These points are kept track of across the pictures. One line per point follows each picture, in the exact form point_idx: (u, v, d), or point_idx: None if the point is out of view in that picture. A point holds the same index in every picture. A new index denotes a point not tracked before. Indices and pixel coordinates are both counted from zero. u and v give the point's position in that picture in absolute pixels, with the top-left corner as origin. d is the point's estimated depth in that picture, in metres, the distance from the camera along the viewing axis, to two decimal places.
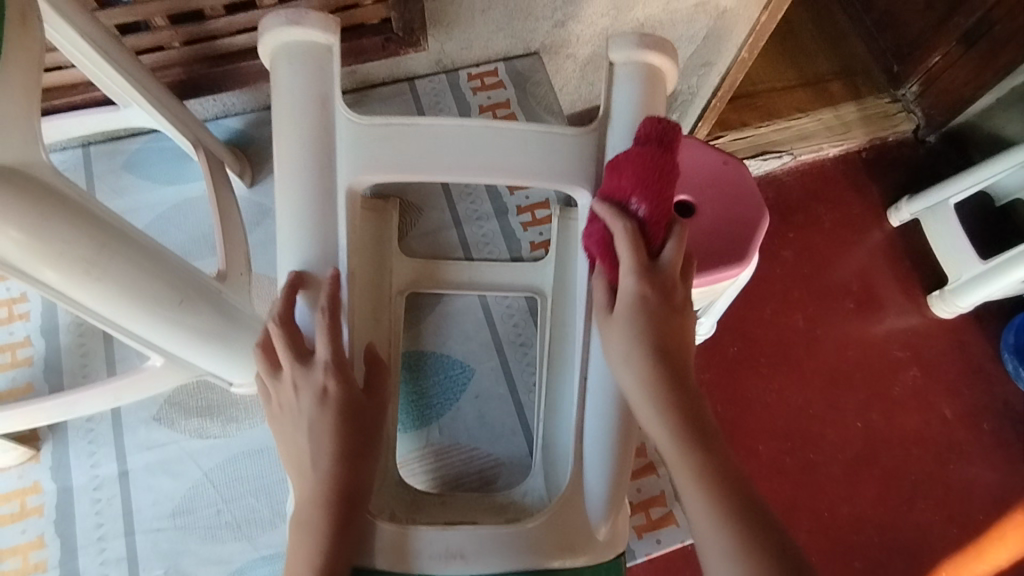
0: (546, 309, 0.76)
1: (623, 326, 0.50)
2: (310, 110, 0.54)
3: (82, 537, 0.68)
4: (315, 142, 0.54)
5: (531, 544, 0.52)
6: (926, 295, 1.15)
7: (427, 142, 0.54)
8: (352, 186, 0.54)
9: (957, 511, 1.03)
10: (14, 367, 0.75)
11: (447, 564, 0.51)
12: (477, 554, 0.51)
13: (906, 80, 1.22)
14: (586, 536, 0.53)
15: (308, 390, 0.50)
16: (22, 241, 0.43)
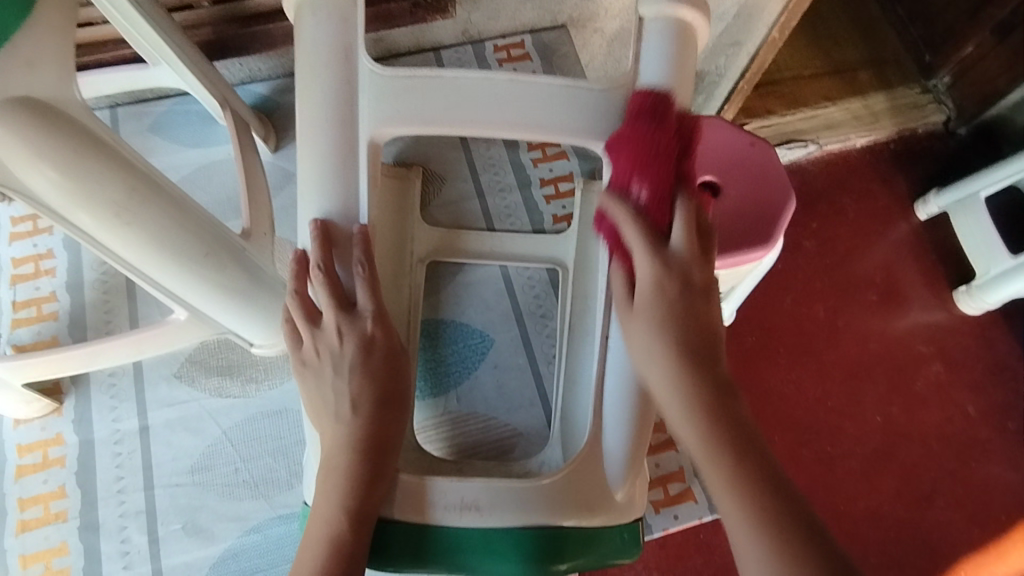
0: (566, 281, 0.75)
1: (642, 279, 0.48)
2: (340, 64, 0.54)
3: (102, 489, 0.69)
4: (342, 92, 0.53)
5: (547, 502, 0.51)
6: (952, 290, 1.13)
7: (452, 94, 0.52)
8: (374, 138, 0.53)
9: (978, 509, 1.00)
10: (40, 321, 0.75)
11: (466, 517, 0.51)
12: (495, 507, 0.51)
13: (938, 70, 1.20)
14: (605, 498, 0.53)
15: (352, 338, 0.52)
16: (58, 182, 0.44)
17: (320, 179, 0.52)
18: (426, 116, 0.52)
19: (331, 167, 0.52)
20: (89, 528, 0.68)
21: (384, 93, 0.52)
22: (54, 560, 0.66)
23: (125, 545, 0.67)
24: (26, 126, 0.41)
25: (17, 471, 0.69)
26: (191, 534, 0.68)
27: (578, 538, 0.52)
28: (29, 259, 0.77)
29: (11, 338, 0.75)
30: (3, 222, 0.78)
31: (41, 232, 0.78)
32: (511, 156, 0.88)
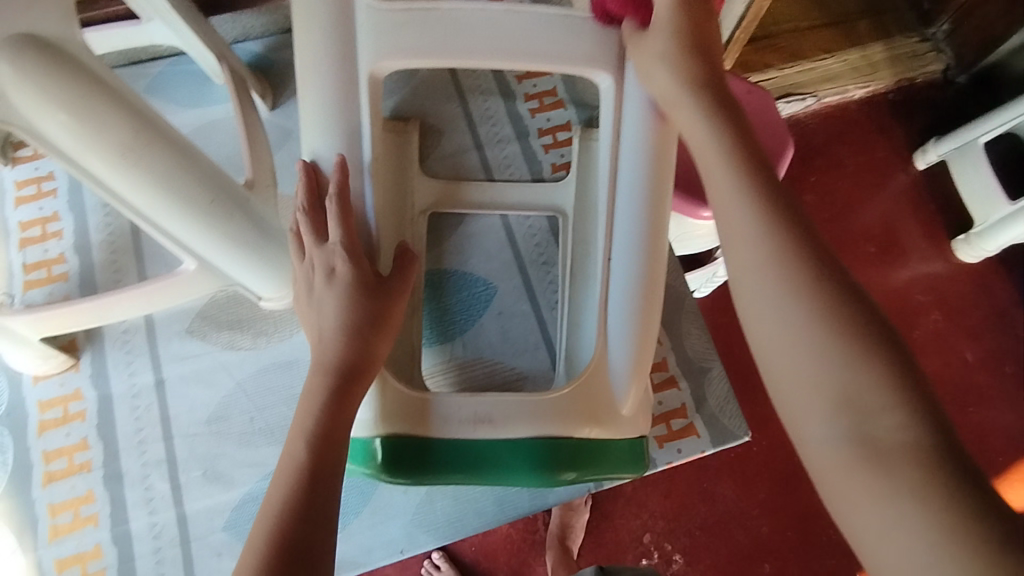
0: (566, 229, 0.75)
1: (753, 233, 0.43)
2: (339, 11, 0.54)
3: (124, 441, 0.71)
4: None
5: (553, 414, 0.55)
6: (950, 239, 1.14)
7: (452, 28, 0.55)
8: (375, 72, 0.56)
9: (975, 451, 1.03)
10: (51, 282, 0.77)
11: (480, 428, 0.55)
12: (506, 420, 0.55)
13: (937, 18, 1.20)
14: (613, 412, 0.56)
15: (321, 271, 0.52)
16: (69, 125, 0.45)
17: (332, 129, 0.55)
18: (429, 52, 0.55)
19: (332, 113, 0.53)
20: (113, 477, 0.70)
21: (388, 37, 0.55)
22: (81, 508, 0.69)
23: (149, 493, 0.70)
24: (35, 67, 0.42)
25: (39, 426, 0.71)
26: (213, 480, 0.70)
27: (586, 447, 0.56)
28: (36, 222, 0.78)
29: (25, 300, 0.76)
30: (8, 187, 0.79)
31: (46, 196, 0.79)
32: (508, 108, 0.88)
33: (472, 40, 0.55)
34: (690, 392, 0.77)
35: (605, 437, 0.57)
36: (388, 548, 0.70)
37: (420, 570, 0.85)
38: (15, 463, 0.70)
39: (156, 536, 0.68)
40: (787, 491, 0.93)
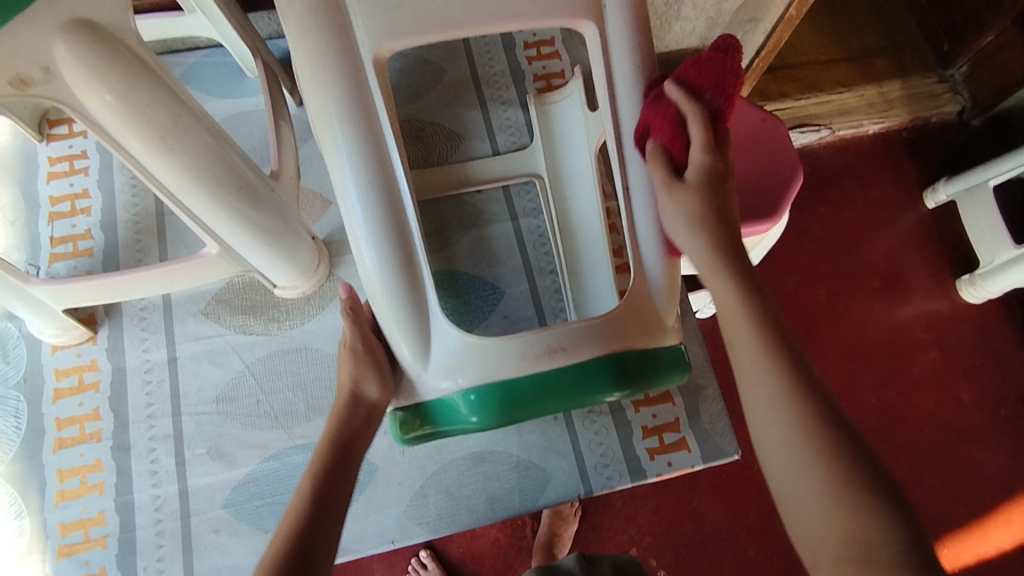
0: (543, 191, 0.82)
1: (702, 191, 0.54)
2: None
3: (134, 414, 0.73)
4: (340, 19, 0.53)
5: (606, 333, 0.56)
6: (955, 279, 1.15)
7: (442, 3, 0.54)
8: (377, 54, 0.54)
9: (965, 491, 1.04)
10: (76, 256, 0.79)
11: (552, 358, 0.55)
12: (576, 346, 0.55)
13: (955, 60, 1.22)
14: (660, 323, 0.58)
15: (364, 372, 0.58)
16: (114, 106, 0.48)
17: (342, 118, 0.53)
18: (421, 26, 0.54)
19: (342, 100, 0.52)
20: (121, 448, 0.72)
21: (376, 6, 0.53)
22: (88, 476, 0.71)
23: (154, 466, 0.72)
24: (86, 51, 0.45)
25: (54, 394, 0.74)
26: (216, 458, 0.73)
27: (638, 359, 0.57)
28: (66, 197, 0.81)
29: (49, 272, 0.79)
30: (41, 162, 0.82)
31: (77, 173, 0.82)
32: (527, 118, 0.90)
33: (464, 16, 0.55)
34: (684, 408, 0.78)
35: (653, 347, 0.58)
36: (379, 538, 0.72)
37: (407, 566, 0.87)
38: (28, 428, 0.73)
39: (158, 509, 0.71)
40: (775, 515, 0.94)
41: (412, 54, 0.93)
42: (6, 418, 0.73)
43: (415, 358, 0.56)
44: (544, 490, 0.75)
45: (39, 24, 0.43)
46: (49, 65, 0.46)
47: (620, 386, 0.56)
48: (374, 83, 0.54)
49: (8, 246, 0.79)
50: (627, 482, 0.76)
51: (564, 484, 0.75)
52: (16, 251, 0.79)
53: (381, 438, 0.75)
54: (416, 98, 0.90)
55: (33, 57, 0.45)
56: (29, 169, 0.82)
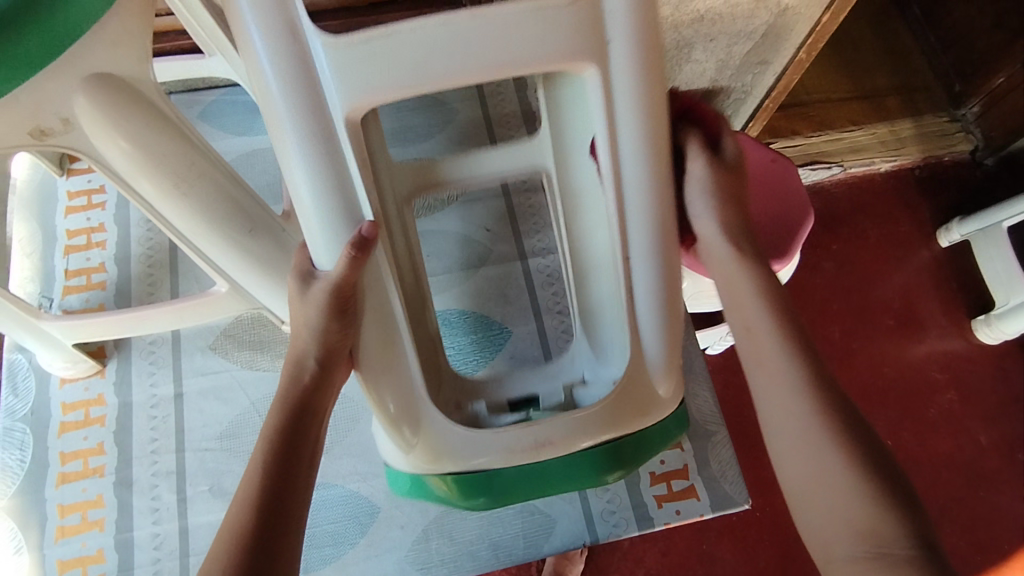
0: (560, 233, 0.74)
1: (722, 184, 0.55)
2: (292, 35, 0.43)
3: (138, 449, 0.73)
4: (307, 74, 0.44)
5: (597, 425, 0.53)
6: (971, 319, 1.14)
7: (424, 48, 0.43)
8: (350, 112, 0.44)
9: (986, 540, 1.00)
10: (89, 289, 0.80)
11: (541, 451, 0.53)
12: (565, 440, 0.52)
13: (967, 100, 1.22)
14: (656, 399, 0.55)
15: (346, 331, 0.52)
16: (128, 152, 0.49)
17: (321, 206, 0.47)
18: (399, 80, 0.43)
19: (319, 184, 0.46)
20: (124, 484, 0.72)
21: (347, 56, 0.43)
22: (89, 511, 0.71)
23: (155, 503, 0.71)
24: (105, 101, 0.46)
25: (60, 428, 0.74)
26: (217, 496, 0.72)
27: (630, 441, 0.54)
28: (82, 231, 0.83)
29: (61, 304, 0.79)
30: (61, 196, 0.84)
31: (94, 207, 0.84)
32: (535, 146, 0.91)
33: (445, 69, 0.43)
34: (693, 453, 0.77)
35: (647, 424, 0.55)
36: None
37: None
38: (33, 462, 0.72)
39: (157, 547, 0.70)
40: (788, 563, 0.91)
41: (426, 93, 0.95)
42: (12, 451, 0.73)
43: (397, 436, 0.54)
44: (549, 537, 0.73)
45: (63, 78, 0.44)
46: (69, 116, 0.46)
47: (614, 469, 0.55)
48: (353, 160, 0.46)
49: (24, 278, 0.80)
50: (634, 531, 0.74)
51: (570, 531, 0.73)
52: (30, 284, 0.80)
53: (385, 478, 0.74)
54: (428, 137, 0.92)
55: (54, 110, 0.45)
56: (48, 203, 0.84)
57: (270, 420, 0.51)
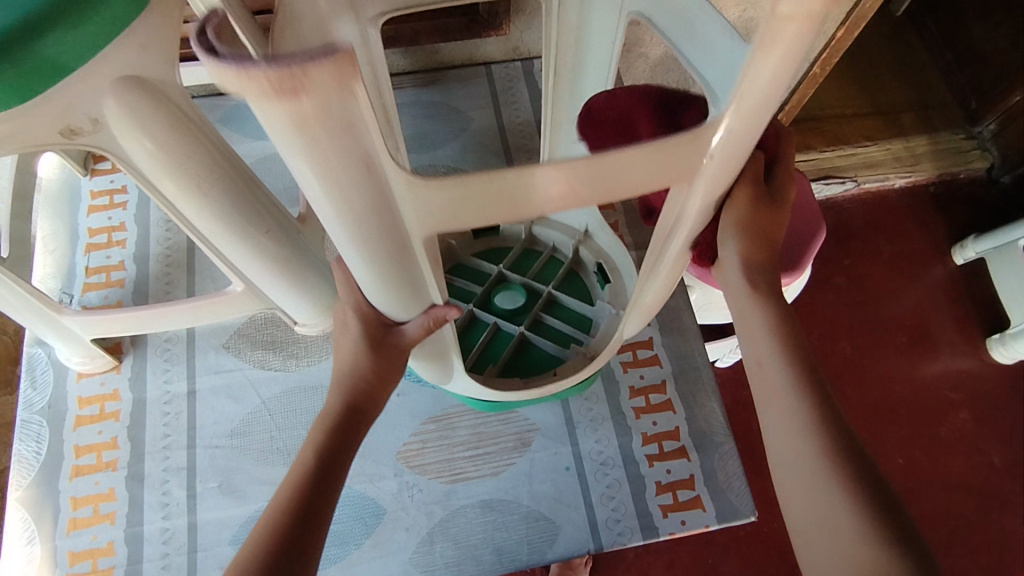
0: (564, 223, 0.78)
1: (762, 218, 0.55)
2: (369, 169, 0.34)
3: (150, 444, 0.74)
4: (392, 221, 0.39)
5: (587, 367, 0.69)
6: (985, 337, 1.13)
7: (518, 194, 0.39)
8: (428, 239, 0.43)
9: (1000, 564, 0.99)
10: (108, 286, 0.82)
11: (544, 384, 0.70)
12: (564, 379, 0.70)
13: (983, 118, 1.22)
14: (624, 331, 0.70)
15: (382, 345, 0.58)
16: (153, 152, 0.50)
17: (395, 301, 0.51)
18: (484, 220, 0.41)
19: (389, 289, 0.49)
20: (135, 478, 0.73)
21: (434, 208, 0.39)
22: (101, 504, 0.72)
23: (166, 498, 0.72)
24: (134, 104, 0.47)
25: (76, 421, 0.75)
26: (226, 493, 0.73)
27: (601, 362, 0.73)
28: (103, 230, 0.85)
29: (81, 300, 0.81)
30: (84, 195, 0.86)
31: (116, 207, 0.86)
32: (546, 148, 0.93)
33: (538, 202, 0.41)
34: (699, 464, 0.77)
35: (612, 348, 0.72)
36: None
37: None
38: (48, 454, 0.74)
39: (165, 542, 0.71)
40: None
41: (439, 102, 0.96)
42: (28, 442, 0.74)
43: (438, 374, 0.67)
44: (553, 544, 0.73)
45: (94, 77, 0.46)
46: (99, 116, 0.48)
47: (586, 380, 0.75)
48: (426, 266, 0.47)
49: (46, 274, 0.82)
50: (638, 540, 0.74)
51: (574, 539, 0.73)
52: (52, 280, 0.82)
53: (391, 480, 0.75)
54: (442, 144, 0.93)
55: (84, 110, 0.47)
56: (72, 202, 0.86)
57: (313, 439, 0.57)
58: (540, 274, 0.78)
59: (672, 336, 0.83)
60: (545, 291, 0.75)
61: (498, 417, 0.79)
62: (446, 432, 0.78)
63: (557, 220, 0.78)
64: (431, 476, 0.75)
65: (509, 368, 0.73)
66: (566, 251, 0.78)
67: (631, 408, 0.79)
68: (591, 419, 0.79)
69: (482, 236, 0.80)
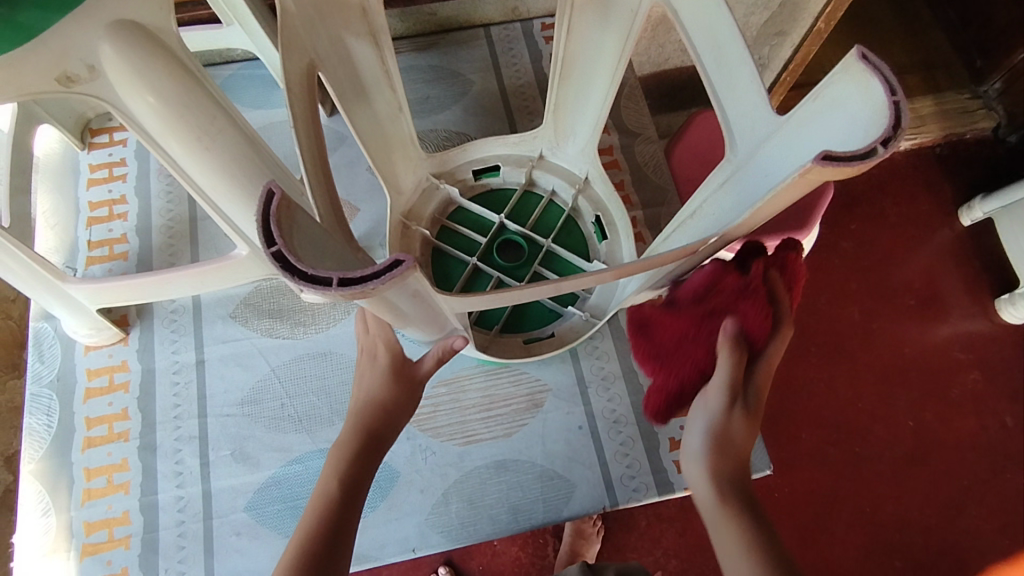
0: (555, 161, 0.76)
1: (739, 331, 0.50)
2: (417, 292, 0.43)
3: (161, 414, 0.74)
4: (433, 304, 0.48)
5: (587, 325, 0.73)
6: (994, 298, 1.13)
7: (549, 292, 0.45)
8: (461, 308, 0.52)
9: (1009, 521, 1.02)
10: (112, 259, 0.81)
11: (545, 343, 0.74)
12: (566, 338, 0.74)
13: (989, 76, 1.20)
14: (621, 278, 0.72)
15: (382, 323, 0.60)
16: (155, 107, 0.49)
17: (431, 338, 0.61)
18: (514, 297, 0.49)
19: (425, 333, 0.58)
20: (147, 448, 0.73)
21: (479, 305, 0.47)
22: (114, 474, 0.72)
23: (179, 466, 0.72)
24: (130, 52, 0.47)
25: (85, 393, 0.75)
26: (239, 460, 0.73)
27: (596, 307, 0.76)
28: (104, 203, 0.84)
29: (85, 273, 0.81)
30: (83, 168, 0.85)
31: (115, 179, 0.85)
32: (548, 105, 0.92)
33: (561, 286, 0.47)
34: None
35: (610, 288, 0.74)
36: (399, 545, 0.71)
37: None
38: (60, 426, 0.74)
39: (180, 510, 0.71)
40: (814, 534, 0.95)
41: (438, 66, 0.94)
42: (39, 415, 0.74)
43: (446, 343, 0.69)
44: (568, 501, 0.73)
45: (86, 22, 0.45)
46: (94, 63, 0.47)
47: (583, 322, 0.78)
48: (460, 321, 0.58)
49: (50, 249, 0.82)
50: (654, 496, 0.73)
51: (589, 496, 0.73)
52: (56, 254, 0.81)
53: (404, 443, 0.74)
54: (442, 109, 0.92)
55: (79, 56, 0.47)
56: (71, 175, 0.85)
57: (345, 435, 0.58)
58: (539, 220, 0.76)
59: None
60: (545, 244, 0.73)
61: (509, 378, 0.78)
62: (456, 395, 0.77)
63: (559, 162, 0.76)
64: (443, 439, 0.75)
65: (510, 324, 0.75)
66: (565, 196, 0.76)
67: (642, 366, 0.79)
68: (604, 378, 0.78)
69: (482, 178, 0.77)
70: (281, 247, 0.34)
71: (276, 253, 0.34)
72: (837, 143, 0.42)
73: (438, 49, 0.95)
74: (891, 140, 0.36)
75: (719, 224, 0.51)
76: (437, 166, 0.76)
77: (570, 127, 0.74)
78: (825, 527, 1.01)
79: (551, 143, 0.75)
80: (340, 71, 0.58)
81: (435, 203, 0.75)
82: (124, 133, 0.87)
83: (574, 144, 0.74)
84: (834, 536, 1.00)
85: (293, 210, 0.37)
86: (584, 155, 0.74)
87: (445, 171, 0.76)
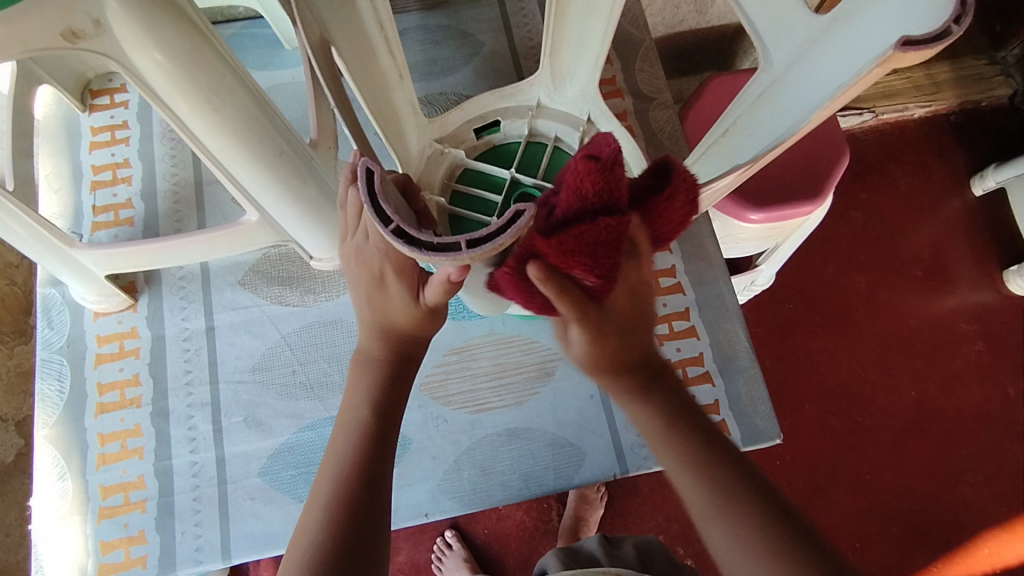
0: (556, 108, 0.73)
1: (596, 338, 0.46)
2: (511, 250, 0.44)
3: (173, 380, 0.74)
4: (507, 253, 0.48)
5: None
6: (1002, 270, 1.13)
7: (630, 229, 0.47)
8: None
9: (1007, 489, 1.03)
10: (117, 225, 0.80)
11: None
12: None
13: (1008, 42, 1.16)
14: None
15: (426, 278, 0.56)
16: (164, 65, 0.47)
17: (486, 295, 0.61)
18: None
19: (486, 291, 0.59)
20: (160, 414, 0.73)
21: None
22: (128, 440, 0.72)
23: (192, 432, 0.73)
24: (138, 6, 0.44)
25: (96, 359, 0.75)
26: (252, 427, 0.73)
27: None
28: (108, 167, 0.82)
29: (91, 239, 0.80)
30: (84, 131, 0.83)
31: (119, 143, 0.83)
32: None
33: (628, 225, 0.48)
34: (724, 389, 0.76)
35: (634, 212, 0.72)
36: (412, 510, 0.72)
37: (433, 544, 0.98)
38: (71, 391, 0.74)
39: (195, 474, 0.71)
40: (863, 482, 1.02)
41: (447, 26, 0.91)
42: (51, 381, 0.74)
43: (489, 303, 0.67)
44: (579, 468, 0.74)
45: None
46: (100, 17, 0.44)
47: None
48: None
49: (54, 214, 0.80)
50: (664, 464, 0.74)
51: (600, 464, 0.74)
52: (60, 219, 0.80)
53: (416, 412, 0.75)
54: (451, 72, 0.89)
55: (85, 10, 0.44)
56: (72, 138, 0.83)
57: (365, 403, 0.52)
58: (549, 168, 0.71)
59: (695, 263, 0.81)
60: None
61: (519, 347, 0.77)
62: (466, 363, 0.76)
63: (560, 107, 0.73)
64: (455, 407, 0.75)
65: None
66: (570, 140, 0.72)
67: (654, 335, 0.78)
68: None
69: (484, 135, 0.73)
70: (398, 224, 0.35)
71: (396, 231, 0.36)
72: (904, 23, 0.41)
73: (446, 8, 0.92)
74: (965, 15, 0.35)
75: (788, 121, 0.48)
76: (440, 131, 0.72)
77: (567, 70, 0.72)
78: (826, 493, 1.02)
79: (548, 89, 0.73)
80: (348, 33, 0.55)
81: (443, 169, 0.71)
82: (125, 95, 0.84)
83: (573, 86, 0.73)
84: (834, 502, 1.02)
85: (388, 188, 0.39)
86: (585, 94, 0.72)
87: (448, 136, 0.72)
